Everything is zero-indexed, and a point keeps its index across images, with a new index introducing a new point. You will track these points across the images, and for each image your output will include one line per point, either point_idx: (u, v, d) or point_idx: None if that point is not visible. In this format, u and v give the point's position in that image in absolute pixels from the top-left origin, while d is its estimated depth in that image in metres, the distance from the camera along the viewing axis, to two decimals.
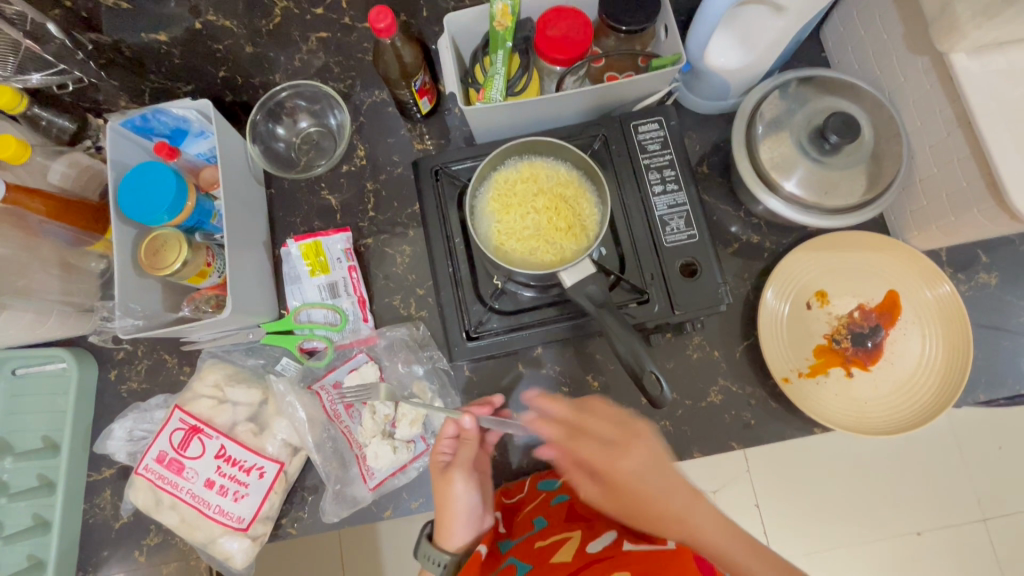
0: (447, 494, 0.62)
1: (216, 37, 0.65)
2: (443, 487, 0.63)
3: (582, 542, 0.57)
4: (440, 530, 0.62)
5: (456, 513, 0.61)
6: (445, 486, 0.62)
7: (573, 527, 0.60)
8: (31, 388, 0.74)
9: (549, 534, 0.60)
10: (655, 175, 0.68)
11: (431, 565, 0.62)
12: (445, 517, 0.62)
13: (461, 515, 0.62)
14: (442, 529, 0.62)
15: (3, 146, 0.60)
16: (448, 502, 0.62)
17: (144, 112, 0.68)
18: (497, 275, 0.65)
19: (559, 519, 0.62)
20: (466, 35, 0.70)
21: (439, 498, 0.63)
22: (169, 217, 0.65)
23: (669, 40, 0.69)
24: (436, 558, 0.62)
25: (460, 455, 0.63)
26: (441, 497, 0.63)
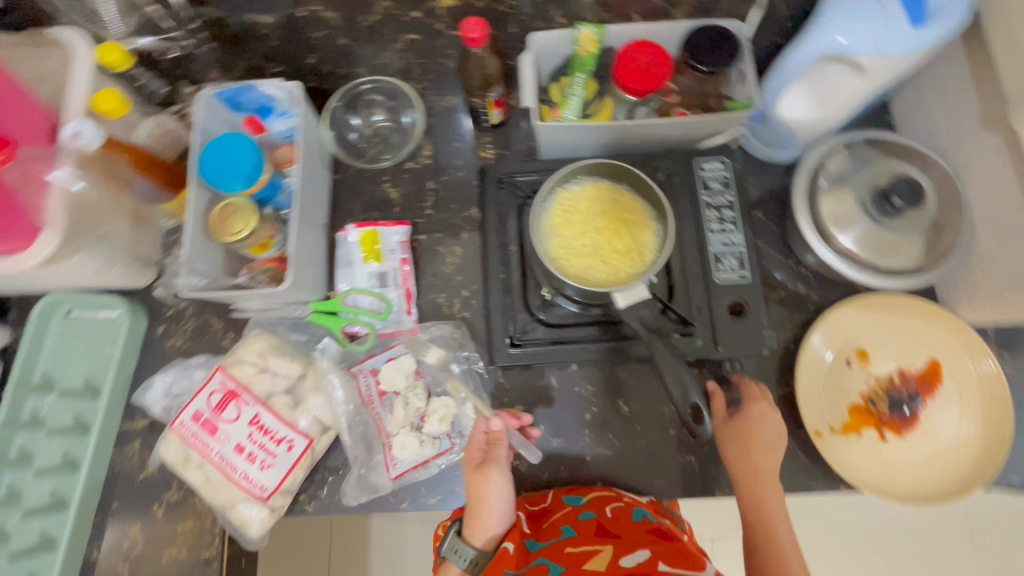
0: (478, 488, 0.63)
1: (315, 26, 0.69)
2: (476, 481, 0.64)
3: (614, 557, 0.54)
4: (469, 524, 0.63)
5: (486, 506, 0.62)
6: (477, 479, 0.64)
7: (603, 540, 0.57)
8: (81, 331, 0.77)
9: (580, 543, 0.57)
10: (713, 213, 0.70)
11: (458, 559, 0.62)
12: (475, 511, 0.62)
13: (491, 510, 0.62)
14: (471, 524, 0.62)
15: (106, 100, 0.64)
16: (482, 496, 0.63)
17: (236, 87, 0.71)
18: (548, 287, 0.67)
19: (588, 531, 0.59)
20: (548, 55, 0.72)
21: (471, 493, 0.64)
22: (243, 187, 0.68)
23: (744, 86, 0.71)
24: (465, 552, 0.62)
25: (493, 453, 0.65)
26: (473, 491, 0.64)
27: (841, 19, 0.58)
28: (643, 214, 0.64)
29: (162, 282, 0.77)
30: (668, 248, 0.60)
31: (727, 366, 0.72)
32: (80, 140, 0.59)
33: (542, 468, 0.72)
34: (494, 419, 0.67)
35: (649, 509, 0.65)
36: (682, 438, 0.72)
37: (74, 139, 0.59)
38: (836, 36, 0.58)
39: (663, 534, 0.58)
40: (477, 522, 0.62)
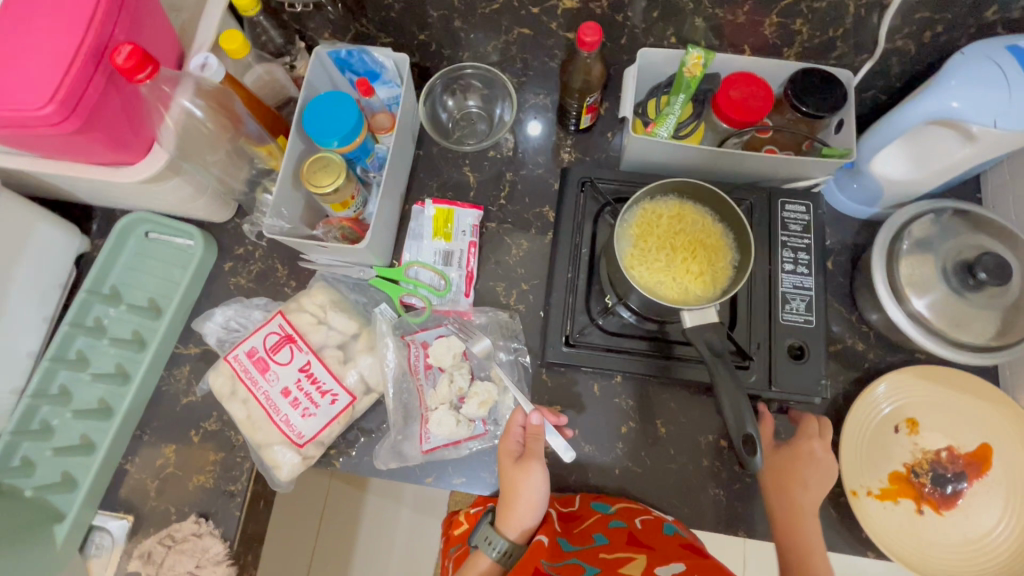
0: (515, 480, 0.64)
1: (436, 5, 0.72)
2: (515, 474, 0.64)
3: (648, 564, 0.58)
4: (503, 515, 0.63)
5: (523, 500, 0.63)
6: (515, 472, 0.64)
7: (636, 549, 0.60)
8: (155, 253, 0.80)
9: (614, 550, 0.61)
10: (789, 254, 0.70)
11: (490, 549, 0.62)
12: (511, 504, 0.63)
13: (526, 504, 0.63)
14: (506, 515, 0.63)
15: (231, 39, 0.66)
16: (517, 490, 0.63)
17: (350, 48, 0.73)
18: (612, 294, 0.67)
19: (621, 539, 0.62)
20: (651, 71, 0.74)
21: (509, 485, 0.64)
22: (338, 143, 0.70)
23: (841, 136, 0.71)
24: (497, 543, 0.62)
25: (532, 448, 0.66)
26: (508, 482, 0.64)
27: (961, 85, 0.58)
28: (722, 241, 0.64)
29: (251, 219, 0.80)
30: (744, 278, 0.60)
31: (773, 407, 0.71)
32: (205, 72, 0.63)
33: (569, 471, 0.72)
34: (534, 413, 0.68)
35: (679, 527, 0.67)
36: (714, 470, 0.71)
37: (200, 70, 0.63)
38: (952, 100, 0.58)
39: (695, 549, 0.61)
40: (512, 516, 0.62)
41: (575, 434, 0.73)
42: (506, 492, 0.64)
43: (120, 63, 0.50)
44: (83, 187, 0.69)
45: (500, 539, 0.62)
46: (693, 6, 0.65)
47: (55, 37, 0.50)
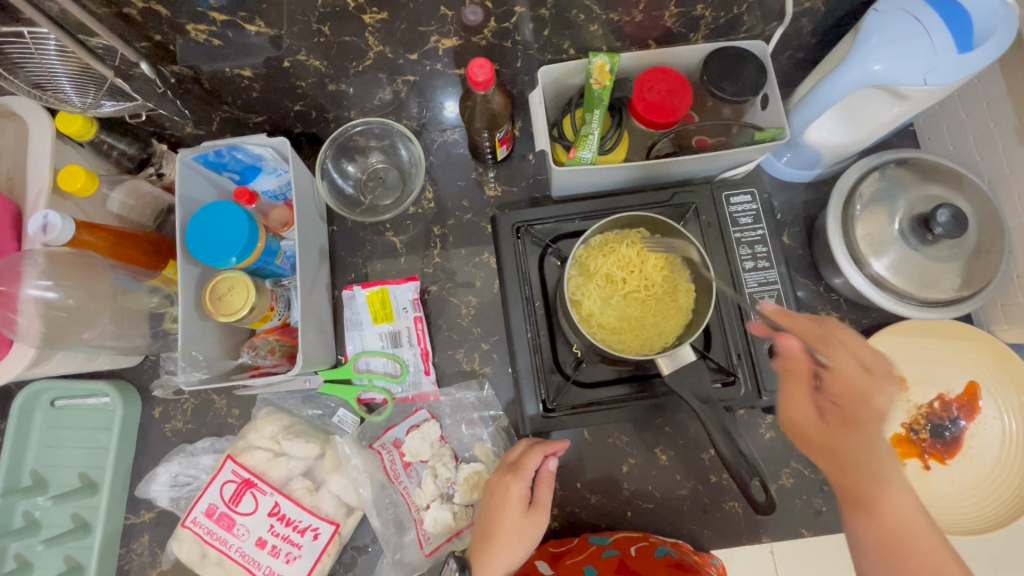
0: (524, 535, 0.59)
1: (301, 75, 0.62)
2: (521, 526, 0.59)
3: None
4: (488, 566, 0.58)
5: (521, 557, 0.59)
6: (524, 526, 0.59)
7: None
8: (69, 421, 0.71)
9: None
10: (746, 250, 0.66)
11: None
12: (498, 558, 0.58)
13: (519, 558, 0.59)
14: (495, 565, 0.57)
15: (73, 178, 0.56)
16: (522, 544, 0.59)
17: (219, 147, 0.63)
18: (579, 345, 0.63)
19: (610, 569, 0.60)
20: (558, 87, 0.67)
21: (509, 531, 0.59)
22: (237, 259, 0.61)
23: (768, 112, 0.66)
24: None
25: (542, 496, 0.61)
26: (512, 533, 0.59)
27: (882, 45, 0.53)
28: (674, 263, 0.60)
29: (160, 382, 0.69)
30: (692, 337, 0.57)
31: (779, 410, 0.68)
32: (49, 234, 0.52)
33: (580, 526, 0.69)
34: (554, 459, 0.62)
35: (674, 547, 0.65)
36: (725, 483, 0.69)
37: (44, 233, 0.52)
38: (873, 63, 0.54)
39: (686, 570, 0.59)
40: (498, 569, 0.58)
41: (577, 486, 0.70)
42: (504, 544, 0.58)
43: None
44: None
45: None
46: (584, 16, 0.58)
47: None
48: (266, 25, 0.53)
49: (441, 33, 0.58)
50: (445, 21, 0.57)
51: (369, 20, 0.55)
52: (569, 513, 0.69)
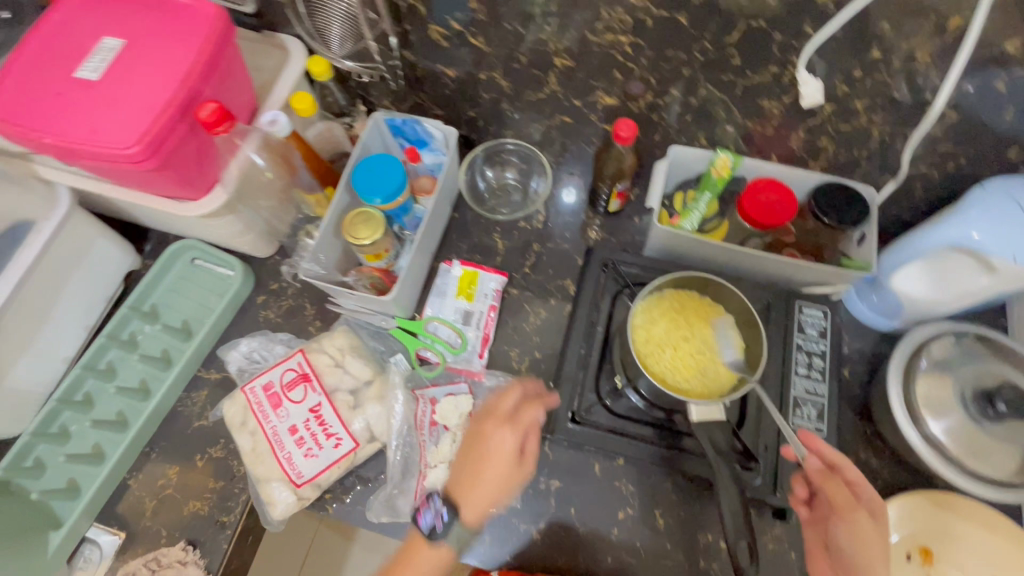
0: (507, 481, 0.65)
1: (488, 88, 0.78)
2: (509, 471, 0.64)
3: None
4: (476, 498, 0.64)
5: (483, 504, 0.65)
6: (509, 476, 0.64)
7: None
8: (197, 278, 0.86)
9: None
10: (804, 358, 0.71)
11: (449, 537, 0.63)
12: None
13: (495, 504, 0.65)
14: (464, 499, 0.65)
15: (301, 100, 0.74)
16: (506, 484, 0.65)
17: (405, 117, 0.80)
18: (622, 375, 0.68)
19: None
20: (682, 168, 0.77)
21: (498, 476, 0.64)
22: (381, 202, 0.76)
23: (862, 249, 0.73)
24: (451, 523, 0.64)
25: (530, 457, 0.67)
26: (500, 479, 0.64)
27: (981, 217, 0.59)
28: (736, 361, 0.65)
29: (291, 262, 0.85)
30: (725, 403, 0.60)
31: (790, 520, 0.67)
32: (273, 127, 0.68)
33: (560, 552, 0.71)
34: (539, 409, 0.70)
35: None
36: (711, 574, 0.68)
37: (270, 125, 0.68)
38: (971, 229, 0.60)
39: None
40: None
41: (570, 512, 0.72)
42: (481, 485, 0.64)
43: (174, 155, 0.59)
44: (145, 213, 0.76)
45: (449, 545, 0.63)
46: (725, 115, 0.70)
47: (152, 90, 0.57)
48: (484, 43, 0.70)
49: (606, 91, 0.72)
50: (613, 82, 0.70)
51: (558, 63, 0.69)
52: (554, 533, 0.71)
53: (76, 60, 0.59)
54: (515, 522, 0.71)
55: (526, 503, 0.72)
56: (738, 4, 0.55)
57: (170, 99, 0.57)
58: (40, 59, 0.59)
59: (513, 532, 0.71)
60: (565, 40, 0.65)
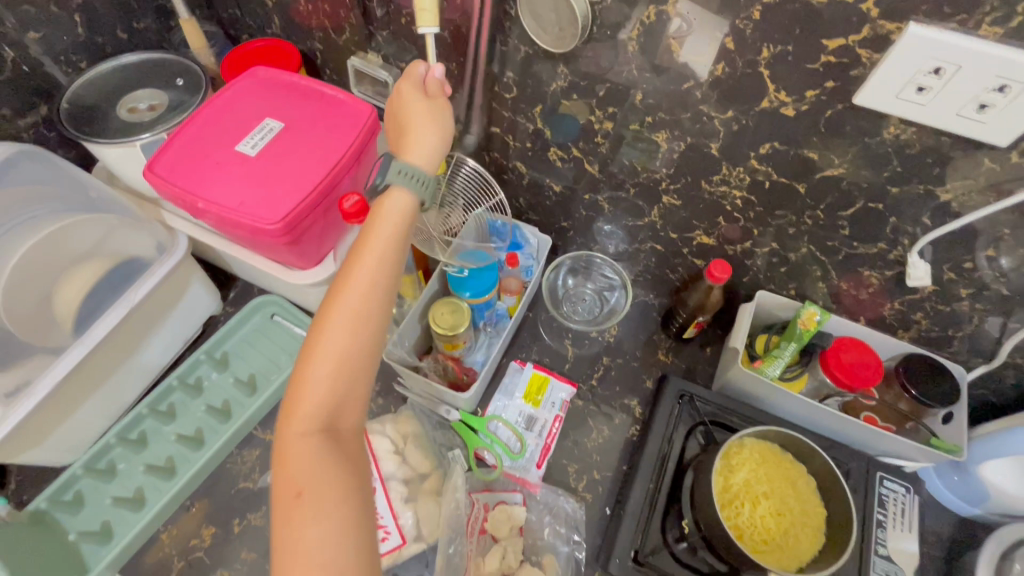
0: (425, 119, 0.60)
1: (588, 206, 0.82)
2: (406, 98, 0.60)
3: None
4: (415, 153, 0.59)
5: (426, 175, 0.58)
6: (427, 114, 0.60)
7: None
8: (272, 334, 0.87)
9: None
10: (885, 535, 0.68)
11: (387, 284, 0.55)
12: (386, 229, 0.55)
13: (411, 176, 0.57)
14: (427, 161, 0.59)
15: None
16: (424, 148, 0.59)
17: (507, 220, 0.84)
18: (691, 521, 0.65)
19: None
20: (767, 311, 0.79)
21: (408, 111, 0.61)
22: (470, 295, 0.79)
23: (948, 428, 0.71)
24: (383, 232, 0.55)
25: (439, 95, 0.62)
26: (424, 145, 0.59)
27: None
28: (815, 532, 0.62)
29: None
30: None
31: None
32: None
33: None
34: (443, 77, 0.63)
35: None
36: None
37: None
38: None
39: None
40: (346, 306, 0.52)
41: None
42: (419, 126, 0.60)
43: (302, 233, 0.63)
44: (247, 269, 0.80)
45: (413, 185, 0.56)
46: (820, 273, 0.72)
47: (304, 176, 0.62)
48: (598, 170, 0.74)
49: (705, 231, 0.75)
50: (715, 225, 0.73)
51: (665, 199, 0.73)
52: None
53: (239, 135, 0.65)
54: None
55: None
56: (860, 186, 0.58)
57: (315, 185, 0.61)
58: (207, 130, 0.65)
59: None
60: (678, 182, 0.69)
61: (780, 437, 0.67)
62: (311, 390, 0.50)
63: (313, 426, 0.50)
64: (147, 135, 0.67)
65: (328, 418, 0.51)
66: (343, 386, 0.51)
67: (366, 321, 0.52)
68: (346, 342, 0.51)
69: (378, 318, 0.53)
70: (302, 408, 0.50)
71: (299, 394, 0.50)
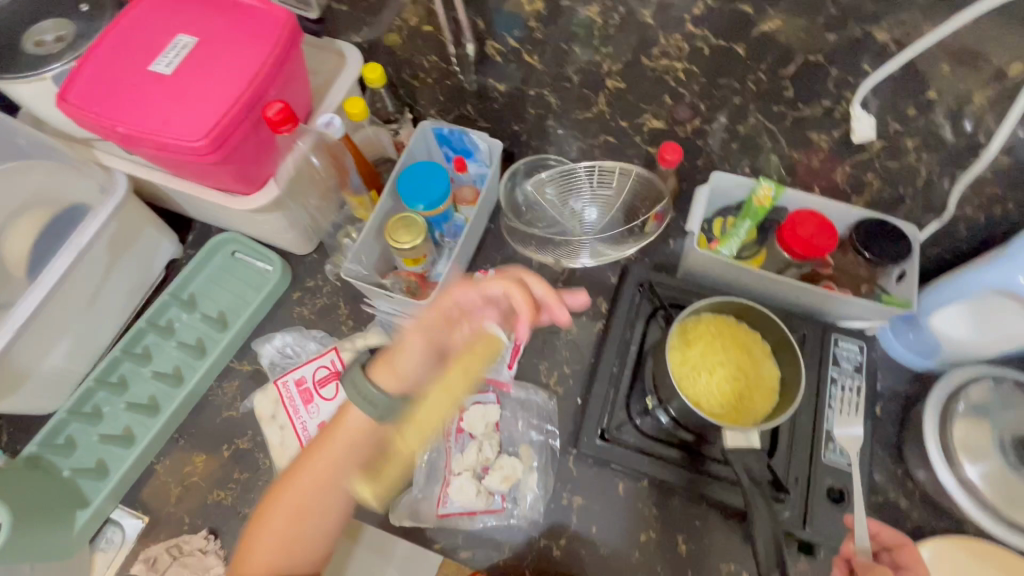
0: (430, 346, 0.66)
1: (535, 104, 0.79)
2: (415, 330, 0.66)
3: None
4: (384, 378, 0.65)
5: (388, 398, 0.65)
6: (423, 358, 0.65)
7: None
8: (235, 271, 0.87)
9: None
10: (838, 391, 0.71)
11: (360, 399, 0.64)
12: (338, 446, 0.65)
13: (372, 400, 0.64)
14: (389, 385, 0.65)
15: (353, 105, 0.75)
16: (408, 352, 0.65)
17: (453, 128, 0.82)
18: (653, 397, 0.69)
19: None
20: (723, 193, 0.78)
21: (397, 343, 0.66)
22: (424, 208, 0.76)
23: (902, 286, 0.72)
24: (363, 387, 0.65)
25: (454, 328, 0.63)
26: (416, 355, 0.65)
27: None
28: (770, 392, 0.65)
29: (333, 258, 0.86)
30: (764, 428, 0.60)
31: (819, 554, 0.66)
32: (328, 129, 0.71)
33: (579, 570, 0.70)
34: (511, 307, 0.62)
35: None
36: None
37: (324, 127, 0.70)
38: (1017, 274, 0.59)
39: None
40: (308, 475, 0.64)
41: (592, 529, 0.71)
42: (405, 356, 0.65)
43: (234, 151, 0.62)
44: (195, 204, 0.78)
45: (369, 408, 0.64)
46: (770, 144, 0.70)
47: (225, 89, 0.59)
48: (537, 60, 0.71)
49: (654, 114, 0.73)
50: (663, 106, 0.71)
51: (609, 84, 0.71)
52: (570, 549, 0.71)
53: (153, 54, 0.62)
54: (536, 533, 0.71)
55: (549, 517, 0.72)
56: (798, 38, 0.56)
57: (238, 97, 0.59)
58: (117, 52, 0.62)
59: (533, 543, 0.71)
60: (619, 62, 0.67)
61: (735, 308, 0.69)
62: (263, 539, 0.63)
63: (268, 559, 0.62)
64: (56, 65, 0.64)
65: (274, 567, 0.62)
66: (309, 534, 0.63)
67: (321, 494, 0.64)
68: (292, 517, 0.63)
69: (336, 477, 0.64)
70: (256, 551, 0.62)
71: (246, 553, 0.63)
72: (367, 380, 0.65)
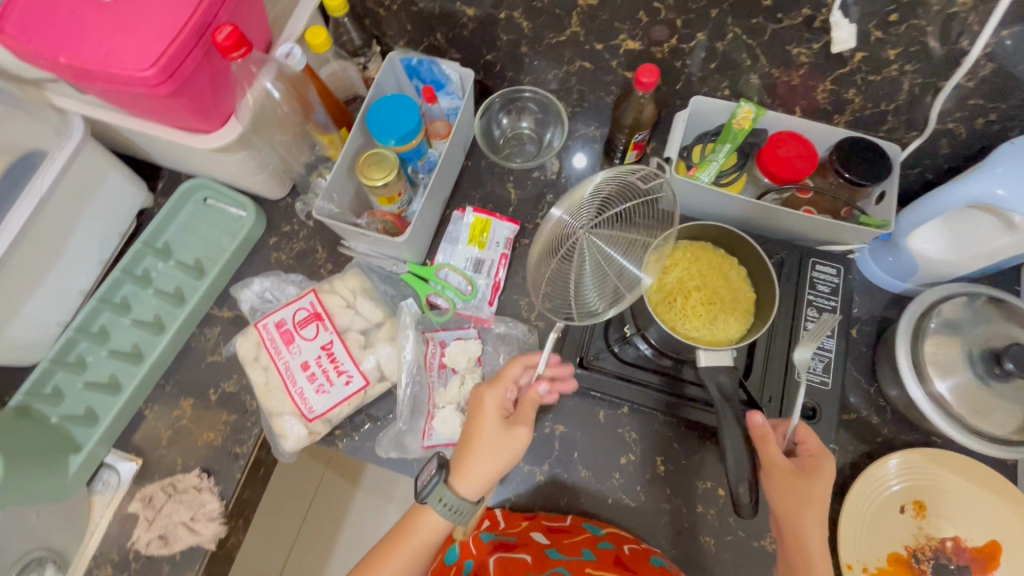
0: (502, 447, 0.60)
1: (507, 30, 0.76)
2: (488, 422, 0.61)
3: None
4: (467, 486, 0.60)
5: (466, 501, 0.60)
6: (503, 439, 0.60)
7: (619, 570, 0.60)
8: (209, 218, 0.85)
9: (599, 567, 0.60)
10: (813, 312, 0.72)
11: (442, 507, 0.59)
12: (415, 545, 0.61)
13: (451, 504, 0.60)
14: (472, 491, 0.60)
15: (316, 36, 0.70)
16: (496, 453, 0.60)
17: (422, 58, 0.79)
18: (631, 325, 0.70)
19: (607, 559, 0.62)
20: (702, 118, 0.76)
21: (476, 435, 0.61)
22: (396, 142, 0.73)
23: (881, 207, 0.72)
24: (447, 499, 0.59)
25: (524, 411, 0.62)
26: (490, 445, 0.60)
27: (1008, 173, 0.57)
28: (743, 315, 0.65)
29: (306, 198, 0.84)
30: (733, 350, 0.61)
31: None
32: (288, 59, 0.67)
33: (561, 493, 0.73)
34: (544, 383, 0.62)
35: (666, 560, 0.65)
36: (705, 517, 0.71)
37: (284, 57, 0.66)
38: (997, 187, 0.58)
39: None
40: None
41: (574, 455, 0.74)
42: (485, 451, 0.60)
43: (186, 83, 0.59)
44: (160, 148, 0.76)
45: (451, 513, 0.60)
46: (750, 62, 0.68)
47: (168, 14, 0.56)
48: None
49: (629, 34, 0.70)
50: (638, 24, 0.68)
51: (581, 3, 0.67)
52: (552, 474, 0.73)
53: None
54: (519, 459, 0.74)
55: (533, 446, 0.74)
56: None
57: (186, 20, 0.56)
58: None
59: (517, 469, 0.74)
60: None
61: (712, 234, 0.68)
62: None
63: None
64: None
65: None
66: None
67: None
68: None
69: None
70: None
71: None
72: (452, 492, 0.59)
